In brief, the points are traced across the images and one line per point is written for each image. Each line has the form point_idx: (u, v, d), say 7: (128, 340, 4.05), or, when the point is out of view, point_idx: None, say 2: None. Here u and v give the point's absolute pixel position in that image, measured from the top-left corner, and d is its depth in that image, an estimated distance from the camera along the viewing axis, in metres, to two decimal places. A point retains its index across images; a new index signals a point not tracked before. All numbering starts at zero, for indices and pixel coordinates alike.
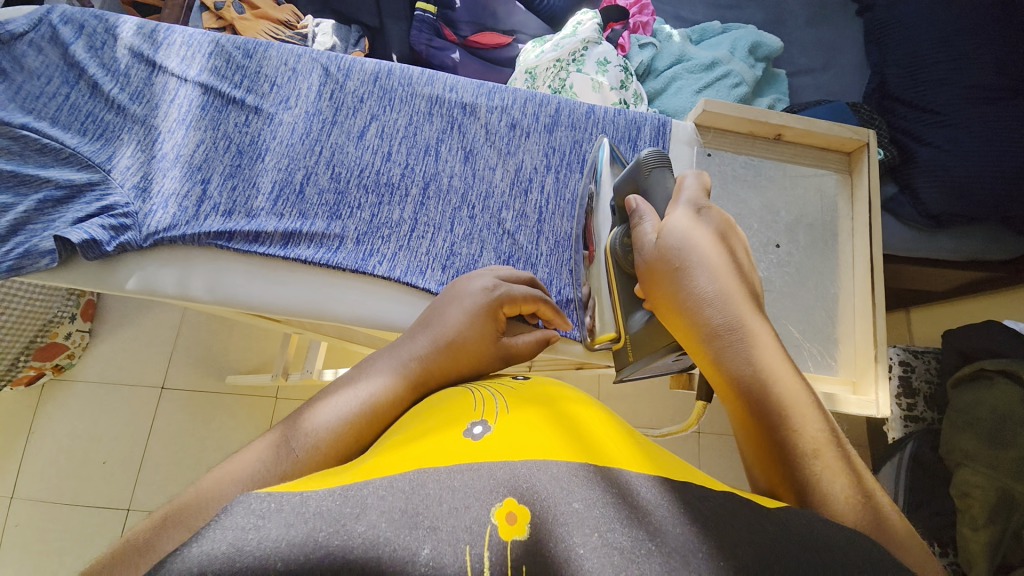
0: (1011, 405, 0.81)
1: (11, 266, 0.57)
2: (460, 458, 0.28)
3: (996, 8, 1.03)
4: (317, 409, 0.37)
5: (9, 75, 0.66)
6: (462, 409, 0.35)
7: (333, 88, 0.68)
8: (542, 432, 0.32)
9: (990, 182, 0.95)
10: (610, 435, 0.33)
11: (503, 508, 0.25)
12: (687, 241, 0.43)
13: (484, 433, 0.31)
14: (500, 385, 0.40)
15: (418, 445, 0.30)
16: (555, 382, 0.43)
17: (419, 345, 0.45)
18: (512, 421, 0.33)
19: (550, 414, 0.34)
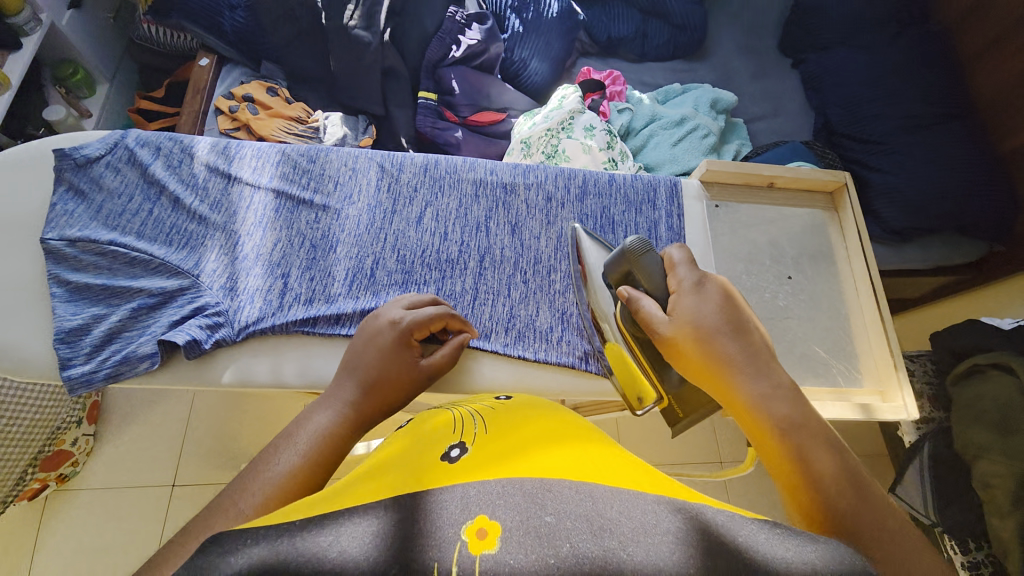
0: (1010, 394, 0.88)
1: (110, 373, 0.63)
2: (436, 476, 0.36)
3: (911, 53, 1.21)
4: (269, 461, 0.42)
5: (89, 196, 0.70)
6: (429, 455, 0.41)
7: (390, 181, 0.74)
8: (499, 465, 0.37)
9: (939, 199, 1.08)
10: (558, 456, 0.39)
11: (474, 526, 0.28)
12: (704, 316, 0.50)
13: (460, 455, 0.40)
14: (474, 432, 0.45)
15: (392, 483, 0.35)
16: (524, 421, 0.49)
17: (348, 392, 0.52)
18: (474, 462, 0.39)
19: (507, 451, 0.40)
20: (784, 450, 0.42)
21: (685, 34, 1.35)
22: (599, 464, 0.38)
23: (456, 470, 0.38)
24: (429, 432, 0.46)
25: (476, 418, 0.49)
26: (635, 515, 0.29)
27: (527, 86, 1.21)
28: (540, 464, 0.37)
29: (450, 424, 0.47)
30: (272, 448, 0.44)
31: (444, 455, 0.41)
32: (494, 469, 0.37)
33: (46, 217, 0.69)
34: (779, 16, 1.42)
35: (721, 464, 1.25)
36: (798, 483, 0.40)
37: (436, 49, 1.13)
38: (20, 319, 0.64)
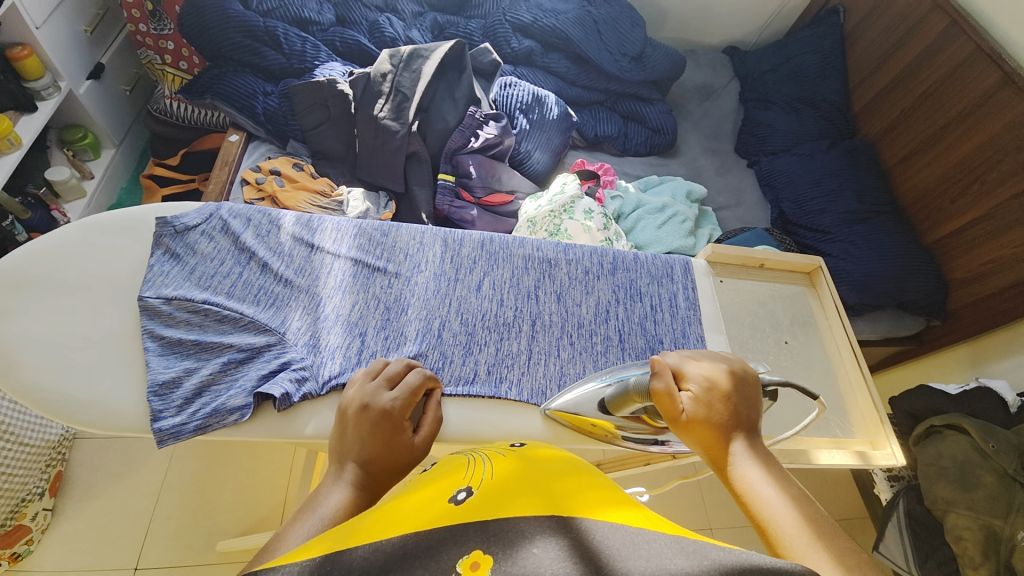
0: (965, 452, 0.97)
1: (200, 424, 0.66)
2: (438, 517, 0.36)
3: (844, 159, 1.47)
4: (292, 534, 0.40)
5: (183, 259, 0.76)
6: (450, 484, 0.43)
7: (453, 253, 0.82)
8: (515, 496, 0.39)
9: (881, 280, 1.27)
10: (565, 494, 0.40)
11: (469, 561, 0.31)
12: (696, 393, 0.55)
13: (467, 498, 0.39)
14: (489, 465, 0.46)
15: (411, 512, 0.38)
16: (544, 456, 0.50)
17: (348, 474, 0.49)
18: (491, 487, 0.41)
19: (524, 482, 0.42)
20: (770, 500, 0.46)
21: (660, 135, 1.57)
22: (599, 504, 0.39)
23: (460, 513, 0.36)
24: (441, 480, 0.45)
25: (485, 463, 0.47)
26: (627, 548, 0.31)
27: (529, 172, 1.37)
28: (542, 507, 0.37)
29: (459, 473, 0.45)
30: (291, 524, 0.41)
31: (449, 499, 0.39)
32: (507, 509, 0.36)
33: (144, 276, 0.74)
34: (732, 126, 1.69)
35: (712, 533, 1.26)
36: (780, 521, 0.44)
37: (457, 139, 1.28)
38: (116, 371, 0.69)
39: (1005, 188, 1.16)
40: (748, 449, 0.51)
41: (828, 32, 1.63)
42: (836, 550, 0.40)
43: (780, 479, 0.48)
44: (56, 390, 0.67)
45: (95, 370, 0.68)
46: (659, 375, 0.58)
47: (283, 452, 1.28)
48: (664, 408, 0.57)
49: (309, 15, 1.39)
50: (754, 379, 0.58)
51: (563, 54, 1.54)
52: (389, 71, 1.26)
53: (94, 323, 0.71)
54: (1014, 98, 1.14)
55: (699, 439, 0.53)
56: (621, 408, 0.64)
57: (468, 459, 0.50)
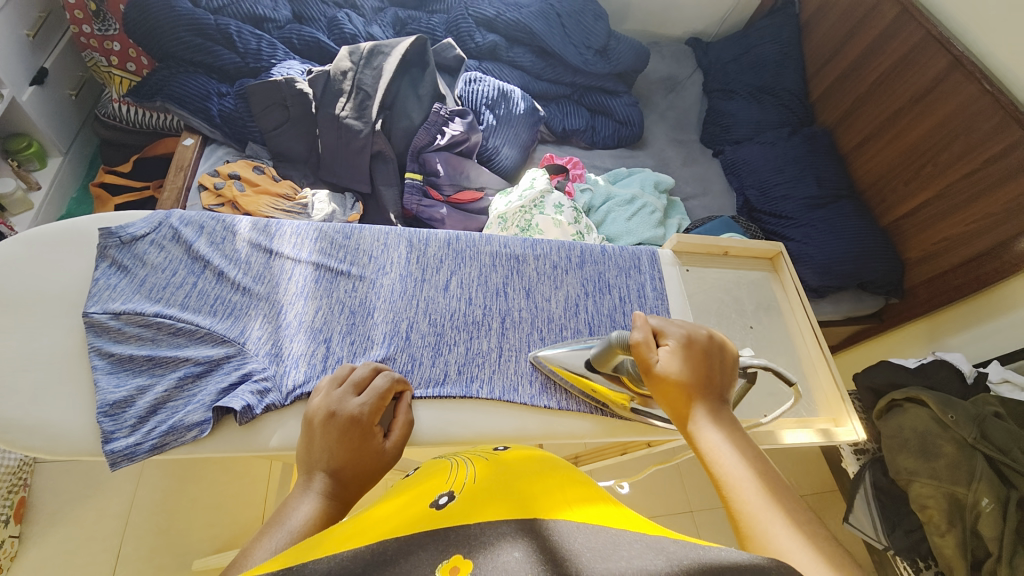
0: (925, 424, 1.02)
1: (156, 444, 0.63)
2: (418, 524, 0.35)
3: (804, 146, 1.51)
4: (260, 547, 0.39)
5: (132, 271, 0.73)
6: (431, 489, 0.42)
7: (418, 253, 0.81)
8: (500, 502, 0.38)
9: (842, 261, 1.32)
10: (545, 495, 0.40)
11: (448, 565, 0.30)
12: (675, 353, 0.57)
13: (447, 503, 0.38)
14: (472, 470, 0.46)
15: (394, 518, 0.37)
16: (524, 457, 0.50)
17: (318, 485, 0.47)
18: (473, 492, 0.40)
19: (507, 486, 0.41)
20: (728, 458, 0.48)
21: (627, 127, 1.59)
22: (574, 503, 0.39)
23: (442, 517, 0.36)
24: (422, 485, 0.44)
25: (469, 467, 0.47)
26: (607, 550, 0.31)
27: (499, 169, 1.37)
28: (526, 512, 0.36)
29: (441, 477, 0.45)
30: (258, 538, 0.40)
31: (431, 504, 0.39)
32: (489, 515, 0.36)
33: (90, 291, 0.71)
34: (697, 116, 1.72)
35: (692, 515, 1.29)
36: (738, 479, 0.46)
37: (423, 137, 1.26)
38: (63, 394, 0.65)
39: (956, 168, 1.21)
40: (716, 412, 0.53)
41: (785, 23, 1.68)
42: (781, 506, 0.42)
43: (743, 442, 0.50)
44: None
45: (39, 394, 0.65)
46: (640, 329, 0.60)
47: (260, 462, 1.24)
48: (639, 359, 0.59)
49: (264, 12, 1.35)
50: (732, 355, 0.60)
51: (528, 49, 1.54)
52: (350, 69, 1.23)
53: (37, 344, 0.67)
54: (962, 81, 1.19)
55: (671, 393, 0.55)
56: (605, 364, 0.66)
57: (450, 463, 0.49)
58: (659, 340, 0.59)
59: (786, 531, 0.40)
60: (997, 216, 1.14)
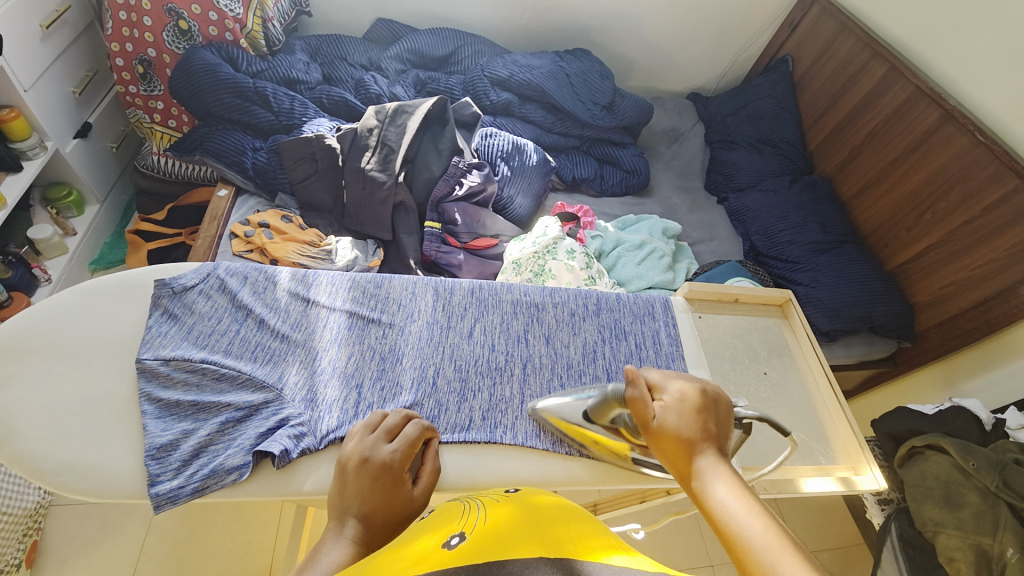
0: (948, 471, 1.00)
1: (198, 487, 0.65)
2: (436, 560, 0.37)
3: (807, 194, 1.56)
4: None
5: (181, 319, 0.77)
6: (442, 532, 0.44)
7: (445, 302, 0.85)
8: (513, 541, 0.40)
9: (852, 305, 1.33)
10: (552, 538, 0.42)
11: None
12: (671, 408, 0.59)
13: (459, 543, 0.40)
14: (475, 513, 0.48)
15: (415, 558, 0.38)
16: (523, 499, 0.52)
17: (352, 533, 0.49)
18: (482, 533, 0.42)
19: (515, 528, 0.43)
20: (734, 511, 0.49)
21: (634, 176, 1.66)
22: (584, 546, 0.41)
23: (456, 555, 0.38)
24: (436, 527, 0.46)
25: (475, 510, 0.48)
26: None
27: (512, 216, 1.43)
28: (544, 552, 0.38)
29: (453, 520, 0.47)
30: None
31: (443, 545, 0.40)
32: (506, 554, 0.37)
33: (142, 339, 0.75)
34: (701, 165, 1.80)
35: (713, 569, 1.25)
36: (744, 530, 0.46)
37: (442, 188, 1.33)
38: (113, 437, 0.68)
39: (956, 215, 1.25)
40: (715, 462, 0.54)
41: (781, 79, 1.78)
42: (788, 553, 0.43)
43: (744, 491, 0.51)
44: (52, 458, 0.66)
45: (91, 436, 0.68)
46: (634, 384, 0.62)
47: (270, 507, 1.23)
48: (638, 414, 0.61)
49: (297, 75, 1.47)
50: (726, 405, 0.62)
51: (539, 105, 1.64)
52: (375, 126, 1.31)
53: (92, 388, 0.71)
54: (959, 132, 1.25)
55: (671, 451, 0.57)
56: (602, 417, 0.67)
57: (462, 506, 0.51)
58: (654, 395, 0.62)
59: None
60: (1002, 261, 1.16)
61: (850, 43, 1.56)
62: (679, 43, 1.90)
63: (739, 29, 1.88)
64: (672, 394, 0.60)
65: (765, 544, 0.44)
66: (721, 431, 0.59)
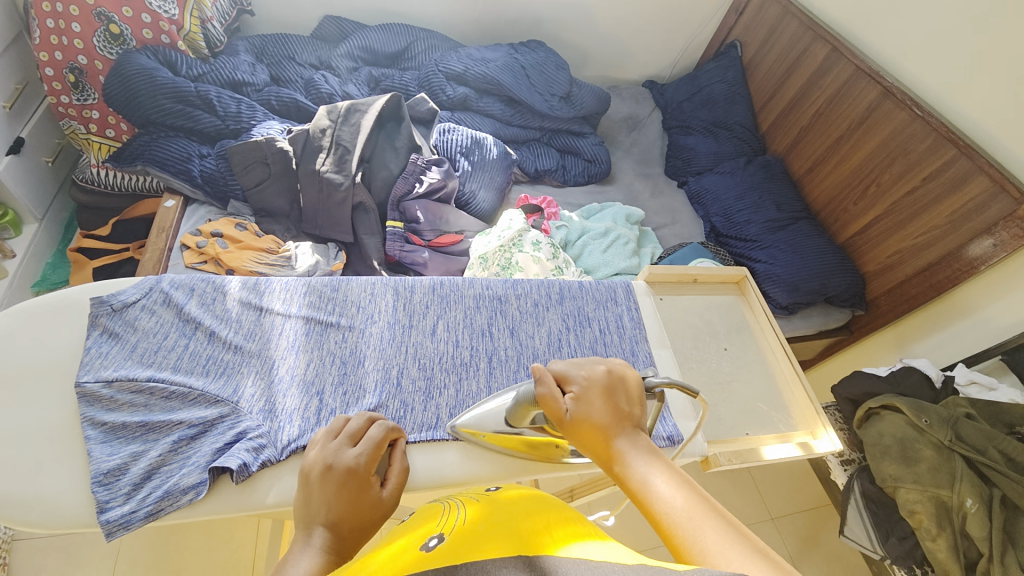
0: (903, 429, 1.06)
1: (152, 510, 0.62)
2: (411, 565, 0.36)
3: (761, 173, 1.61)
4: None
5: (123, 338, 0.73)
6: (419, 535, 0.43)
7: (405, 301, 0.84)
8: (487, 540, 0.40)
9: (809, 278, 1.39)
10: (525, 533, 0.41)
11: None
12: (580, 402, 0.59)
13: (437, 545, 0.40)
14: (452, 513, 0.47)
15: (391, 565, 0.38)
16: (502, 494, 0.53)
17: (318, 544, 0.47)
18: (460, 533, 0.41)
19: (491, 525, 0.43)
20: (657, 488, 0.50)
21: (595, 165, 1.68)
22: (553, 540, 0.41)
23: (432, 559, 0.37)
24: (414, 530, 0.45)
25: (454, 510, 0.48)
26: None
27: (476, 212, 1.43)
28: (514, 551, 0.38)
29: (431, 521, 0.46)
30: None
31: (421, 547, 0.40)
32: (481, 554, 0.37)
33: (82, 361, 0.71)
34: (660, 151, 1.83)
35: None
36: (663, 504, 0.48)
37: (401, 187, 1.30)
38: (56, 465, 0.65)
39: (897, 187, 1.32)
40: (631, 440, 0.56)
41: (730, 64, 1.84)
42: (700, 518, 0.45)
43: (662, 464, 0.53)
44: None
45: (35, 468, 0.64)
46: (542, 383, 0.62)
47: (246, 523, 1.19)
48: (552, 412, 0.61)
49: (243, 77, 1.41)
50: (635, 377, 0.63)
51: (497, 98, 1.63)
52: (328, 126, 1.28)
53: (34, 416, 0.67)
54: (896, 107, 1.31)
55: (591, 442, 0.57)
56: (522, 421, 0.67)
57: (442, 506, 0.51)
58: (564, 388, 0.62)
59: (713, 544, 0.42)
60: (942, 228, 1.23)
61: (793, 27, 1.61)
62: (632, 31, 1.92)
63: (688, 16, 1.92)
64: (581, 386, 0.60)
65: (684, 513, 0.46)
66: (634, 407, 0.59)
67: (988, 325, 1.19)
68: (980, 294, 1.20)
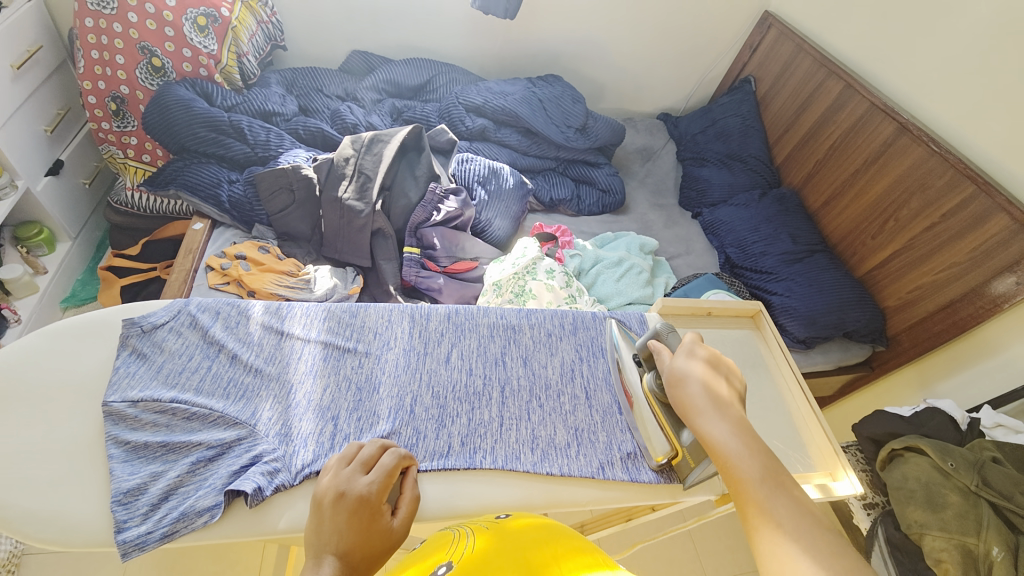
0: (928, 473, 1.02)
1: (167, 532, 0.63)
2: None
3: (776, 206, 1.61)
4: None
5: (150, 358, 0.75)
6: (430, 563, 0.43)
7: (421, 328, 0.85)
8: (496, 569, 0.40)
9: (827, 312, 1.37)
10: (532, 562, 0.41)
11: None
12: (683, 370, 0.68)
13: (445, 573, 0.40)
14: (464, 540, 0.47)
15: None
16: (518, 522, 0.53)
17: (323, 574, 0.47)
18: (468, 561, 0.41)
19: (503, 553, 0.43)
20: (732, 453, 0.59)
21: (610, 195, 1.70)
22: (561, 569, 0.40)
23: None
24: (425, 558, 0.45)
25: (467, 537, 0.48)
26: None
27: (492, 239, 1.45)
28: None
29: (442, 548, 0.46)
30: None
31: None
32: None
33: (110, 379, 0.73)
34: (674, 182, 1.85)
35: None
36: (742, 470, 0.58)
37: (419, 214, 1.34)
38: (79, 482, 0.66)
39: (916, 222, 1.31)
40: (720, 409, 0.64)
41: (744, 98, 1.87)
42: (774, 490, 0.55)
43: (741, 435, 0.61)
44: (15, 508, 0.64)
45: (57, 485, 0.66)
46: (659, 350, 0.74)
47: (252, 547, 1.19)
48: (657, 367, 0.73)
49: (273, 107, 1.49)
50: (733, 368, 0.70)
51: (514, 129, 1.68)
52: (352, 155, 1.33)
53: (61, 432, 0.69)
54: (913, 142, 1.31)
55: (683, 400, 0.66)
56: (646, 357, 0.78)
57: (453, 534, 0.50)
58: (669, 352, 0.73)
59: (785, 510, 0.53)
60: (963, 265, 1.20)
61: (807, 63, 1.64)
62: (647, 67, 1.98)
63: (702, 52, 1.97)
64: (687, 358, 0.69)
65: (767, 501, 0.54)
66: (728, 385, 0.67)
67: (1015, 366, 1.15)
68: (1005, 332, 1.17)
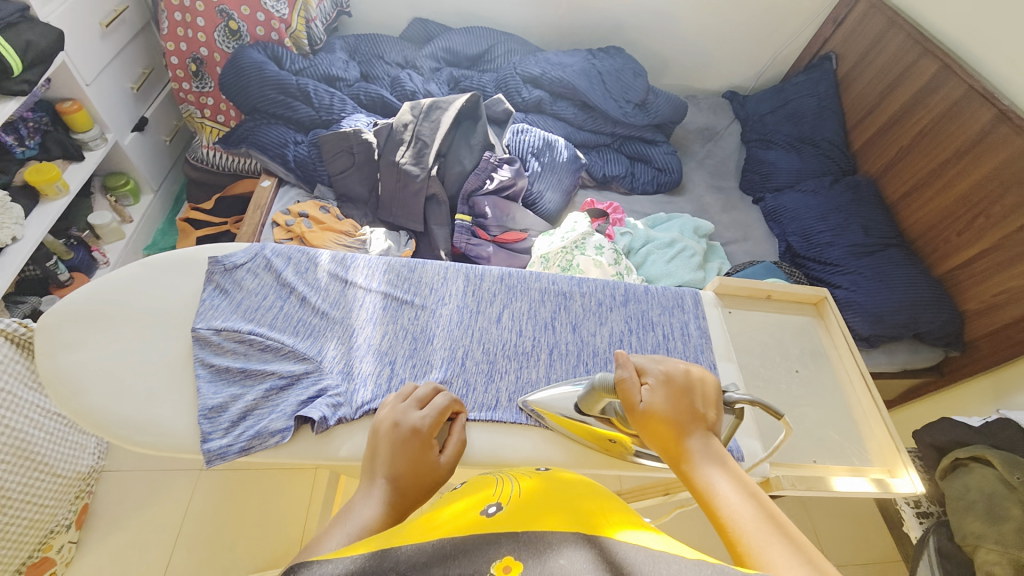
0: (993, 485, 0.95)
1: (244, 446, 0.69)
2: (472, 526, 0.38)
3: (848, 194, 1.50)
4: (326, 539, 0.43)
5: (231, 294, 0.82)
6: (480, 500, 0.45)
7: (475, 287, 0.87)
8: (546, 513, 0.41)
9: (897, 310, 1.27)
10: (581, 512, 0.43)
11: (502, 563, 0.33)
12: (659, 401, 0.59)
13: (497, 512, 0.41)
14: (509, 483, 0.49)
15: (452, 523, 0.40)
16: (561, 473, 0.54)
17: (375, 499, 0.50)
18: (516, 503, 0.43)
19: (551, 500, 0.44)
20: (723, 492, 0.50)
21: (666, 174, 1.64)
22: (608, 521, 0.42)
23: (492, 524, 0.39)
24: (474, 495, 0.48)
25: (512, 481, 0.50)
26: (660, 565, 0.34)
27: (542, 212, 1.45)
28: (571, 524, 0.40)
29: (488, 489, 0.48)
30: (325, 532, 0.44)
31: (480, 512, 0.42)
32: (537, 525, 0.39)
33: (197, 310, 0.80)
34: (736, 165, 1.76)
35: None
36: (735, 512, 0.48)
37: (473, 182, 1.35)
38: (171, 397, 0.74)
39: (1009, 221, 1.19)
40: (707, 444, 0.56)
41: (823, 77, 1.73)
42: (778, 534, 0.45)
43: (734, 474, 0.52)
44: (116, 416, 0.72)
45: (151, 398, 0.74)
46: (623, 367, 0.63)
47: (302, 483, 1.28)
48: (625, 398, 0.61)
49: (337, 72, 1.53)
50: (713, 384, 0.62)
51: (571, 102, 1.64)
52: (411, 121, 1.35)
53: (153, 354, 0.77)
54: (1016, 130, 1.17)
55: (660, 434, 0.57)
56: (592, 408, 0.67)
57: (498, 476, 0.53)
58: (641, 378, 0.62)
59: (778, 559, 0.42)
60: None
61: (899, 39, 1.49)
62: (715, 40, 1.87)
63: (780, 25, 1.83)
64: (658, 387, 0.60)
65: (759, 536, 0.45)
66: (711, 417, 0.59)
67: None
68: None
